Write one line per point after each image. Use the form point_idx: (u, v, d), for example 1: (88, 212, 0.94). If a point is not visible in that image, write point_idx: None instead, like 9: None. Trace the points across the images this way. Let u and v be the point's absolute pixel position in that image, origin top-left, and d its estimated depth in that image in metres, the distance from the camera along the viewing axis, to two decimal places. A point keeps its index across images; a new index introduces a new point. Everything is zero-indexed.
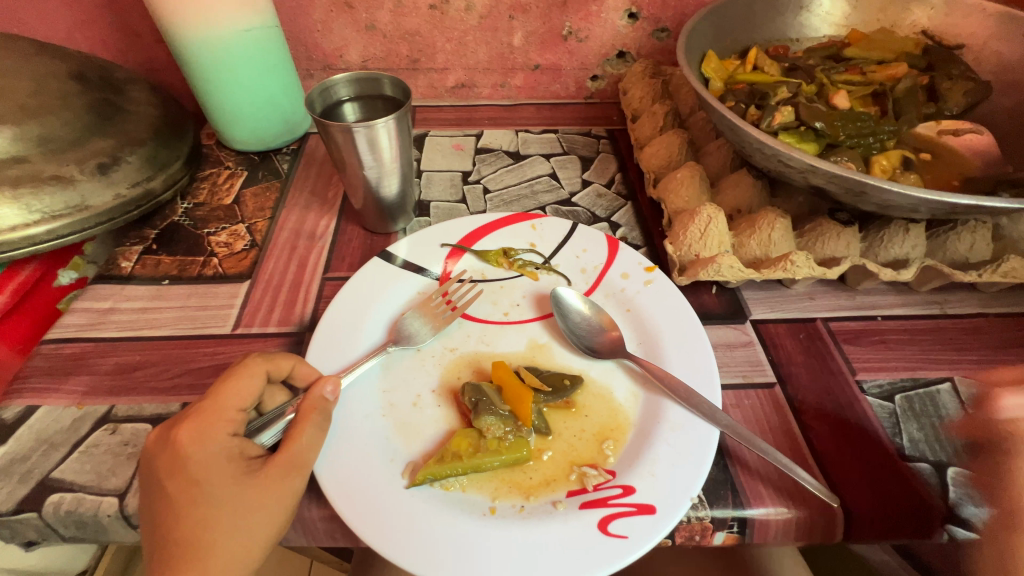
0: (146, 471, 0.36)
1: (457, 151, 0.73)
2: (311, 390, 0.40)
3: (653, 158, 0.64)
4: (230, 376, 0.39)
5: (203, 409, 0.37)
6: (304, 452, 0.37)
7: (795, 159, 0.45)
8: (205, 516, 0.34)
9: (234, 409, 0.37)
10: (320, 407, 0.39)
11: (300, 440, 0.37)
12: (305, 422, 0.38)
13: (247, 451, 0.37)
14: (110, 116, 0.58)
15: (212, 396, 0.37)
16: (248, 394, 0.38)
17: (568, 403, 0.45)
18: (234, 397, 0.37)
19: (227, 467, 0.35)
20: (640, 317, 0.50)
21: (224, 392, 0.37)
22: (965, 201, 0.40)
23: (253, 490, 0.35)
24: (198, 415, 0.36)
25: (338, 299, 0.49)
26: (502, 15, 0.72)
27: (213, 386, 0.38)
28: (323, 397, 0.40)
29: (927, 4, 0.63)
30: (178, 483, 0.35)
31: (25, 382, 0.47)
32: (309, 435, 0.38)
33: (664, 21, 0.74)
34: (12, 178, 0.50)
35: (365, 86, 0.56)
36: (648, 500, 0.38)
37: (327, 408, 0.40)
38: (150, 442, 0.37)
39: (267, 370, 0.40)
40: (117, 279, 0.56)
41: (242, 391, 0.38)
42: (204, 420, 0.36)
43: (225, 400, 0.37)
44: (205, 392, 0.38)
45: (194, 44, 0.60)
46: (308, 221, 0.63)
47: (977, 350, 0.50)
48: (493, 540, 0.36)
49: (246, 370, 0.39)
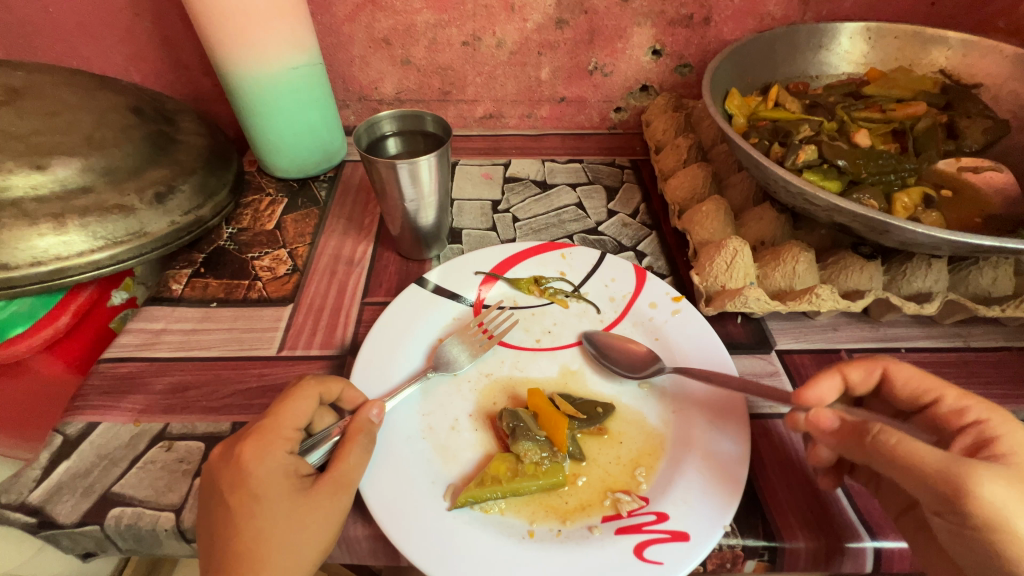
0: (207, 486, 0.39)
1: (486, 180, 0.76)
2: (359, 412, 0.42)
3: (677, 190, 0.66)
4: (287, 397, 0.41)
5: (263, 426, 0.39)
6: (351, 472, 0.39)
7: (820, 199, 0.47)
8: (261, 530, 0.36)
9: (290, 428, 0.40)
10: (366, 430, 0.41)
11: (348, 460, 0.39)
12: (353, 442, 0.40)
13: (300, 469, 0.39)
14: (164, 147, 0.62)
15: (271, 415, 0.40)
16: (303, 413, 0.40)
17: (601, 429, 0.47)
18: (290, 416, 0.40)
19: (283, 483, 0.37)
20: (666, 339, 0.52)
21: (281, 411, 0.40)
22: (987, 242, 0.42)
23: (307, 507, 0.37)
24: (257, 432, 0.39)
25: (378, 324, 0.52)
26: (531, 51, 0.76)
27: (271, 406, 0.41)
28: (369, 418, 0.42)
29: (945, 44, 0.65)
30: (236, 496, 0.37)
31: (84, 399, 0.50)
32: (356, 455, 0.40)
33: (687, 57, 0.77)
34: (80, 208, 0.54)
35: (408, 122, 0.60)
36: (681, 528, 0.39)
37: (373, 430, 0.42)
38: (212, 457, 0.39)
39: (321, 391, 0.42)
40: (167, 301, 0.59)
41: (297, 411, 0.40)
42: (263, 437, 0.38)
43: (283, 419, 0.40)
44: (264, 411, 0.41)
45: (245, 81, 0.64)
46: (346, 247, 0.66)
47: (1003, 384, 0.51)
48: (532, 563, 0.38)
49: (302, 391, 0.41)
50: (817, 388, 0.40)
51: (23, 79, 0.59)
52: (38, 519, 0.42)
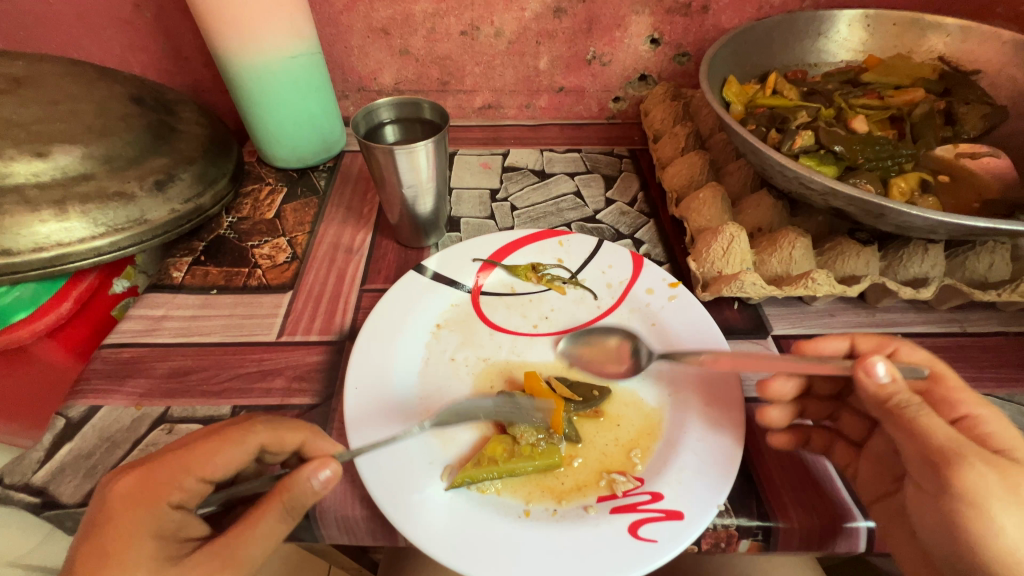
0: (93, 513, 0.35)
1: (485, 169, 0.76)
2: (297, 471, 0.37)
3: (675, 178, 0.67)
4: (215, 437, 0.37)
5: (175, 461, 0.36)
6: (247, 548, 0.36)
7: (815, 182, 0.47)
8: None
9: (197, 476, 0.36)
10: (292, 494, 0.37)
11: (255, 527, 0.36)
12: (272, 503, 0.37)
13: (184, 530, 0.36)
14: (164, 136, 0.62)
15: (191, 450, 0.37)
16: (223, 464, 0.37)
17: (598, 413, 0.47)
18: (202, 465, 0.36)
19: (153, 544, 0.34)
20: (629, 351, 0.52)
21: (201, 454, 0.37)
22: (983, 224, 0.42)
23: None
24: (157, 475, 0.36)
25: (378, 308, 0.53)
26: (530, 40, 0.76)
27: (192, 441, 0.38)
28: (309, 480, 0.37)
29: (944, 30, 0.65)
30: (105, 550, 0.33)
31: (86, 383, 0.50)
32: (269, 523, 0.36)
33: (685, 46, 0.77)
34: (81, 195, 0.54)
35: (405, 110, 0.60)
36: (675, 507, 0.39)
37: (306, 497, 0.37)
38: (114, 487, 0.36)
39: (266, 443, 0.39)
40: (168, 288, 0.60)
41: (215, 458, 0.37)
42: (155, 482, 0.36)
43: (195, 464, 0.36)
44: (182, 444, 0.37)
45: (244, 71, 0.65)
46: (345, 236, 0.66)
47: (997, 367, 0.51)
48: (528, 541, 0.38)
49: (242, 438, 0.38)
50: (824, 341, 0.43)
51: (23, 69, 0.60)
52: (41, 499, 0.42)
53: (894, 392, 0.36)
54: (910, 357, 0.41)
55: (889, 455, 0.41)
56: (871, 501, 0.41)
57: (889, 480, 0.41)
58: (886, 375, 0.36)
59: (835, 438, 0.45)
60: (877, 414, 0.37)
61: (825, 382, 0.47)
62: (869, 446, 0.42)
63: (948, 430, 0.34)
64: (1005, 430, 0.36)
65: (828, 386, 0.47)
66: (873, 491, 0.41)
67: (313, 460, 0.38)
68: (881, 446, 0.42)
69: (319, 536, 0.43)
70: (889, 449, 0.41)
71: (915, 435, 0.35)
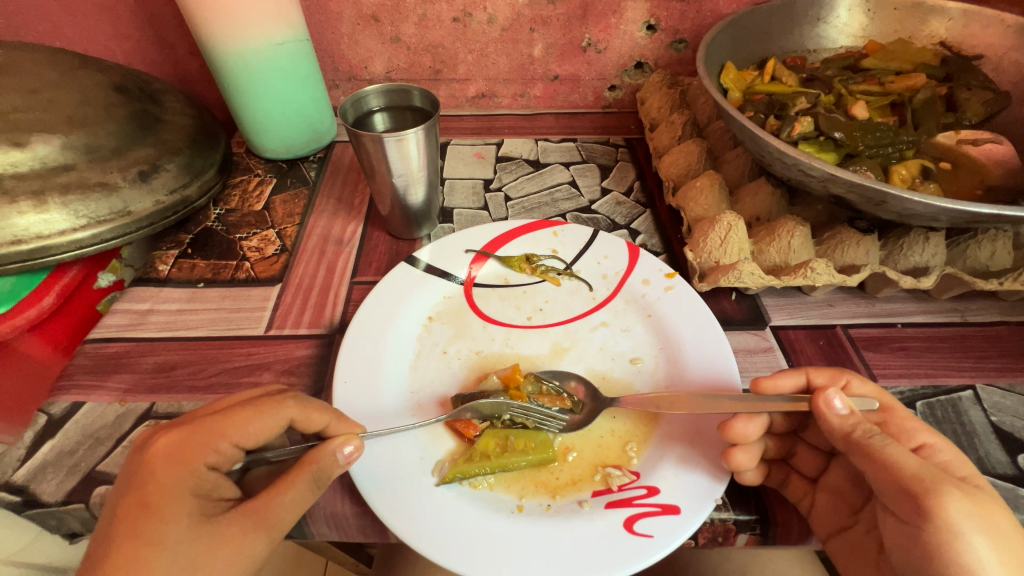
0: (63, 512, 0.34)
1: (478, 159, 0.75)
2: (327, 444, 0.37)
3: (671, 167, 0.65)
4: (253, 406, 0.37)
5: (205, 427, 0.35)
6: (277, 512, 0.35)
7: (815, 169, 0.46)
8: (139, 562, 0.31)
9: (230, 441, 0.36)
10: (321, 463, 0.36)
11: (284, 495, 0.35)
12: (302, 473, 0.36)
13: (217, 491, 0.35)
14: (149, 126, 0.61)
15: (227, 416, 0.36)
16: (255, 433, 0.37)
17: (562, 394, 0.47)
18: (236, 431, 0.36)
19: (191, 501, 0.33)
20: (586, 393, 0.47)
21: (236, 420, 0.36)
22: (986, 210, 0.41)
23: (212, 538, 0.33)
24: (193, 436, 0.35)
25: (369, 299, 0.51)
26: (523, 27, 0.74)
27: (225, 409, 0.37)
28: (336, 454, 0.37)
29: (945, 15, 0.64)
30: (133, 511, 0.33)
31: (69, 379, 0.49)
32: (298, 493, 0.36)
33: (682, 32, 0.75)
34: (61, 185, 0.53)
35: (395, 97, 0.59)
36: (672, 501, 0.38)
37: (332, 468, 0.37)
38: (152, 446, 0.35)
39: (296, 417, 0.38)
40: (154, 282, 0.59)
41: (244, 428, 0.36)
42: (191, 442, 0.35)
43: (230, 429, 0.36)
44: (217, 410, 0.37)
45: (228, 58, 0.63)
46: (335, 227, 0.65)
47: (999, 358, 0.50)
48: (522, 536, 0.37)
49: (276, 409, 0.37)
50: (777, 378, 0.41)
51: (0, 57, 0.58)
52: (23, 497, 0.41)
53: (856, 423, 0.36)
54: (862, 392, 0.40)
55: (847, 487, 0.39)
56: (825, 536, 0.39)
57: (846, 514, 0.39)
58: (844, 407, 0.37)
59: (789, 472, 0.42)
60: (842, 448, 0.36)
61: (783, 418, 0.42)
62: (825, 480, 0.40)
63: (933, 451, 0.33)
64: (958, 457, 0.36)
65: (785, 423, 0.42)
66: (831, 524, 0.39)
67: (337, 436, 0.39)
68: (837, 479, 0.39)
69: (308, 533, 0.42)
70: (848, 481, 0.39)
71: (896, 456, 0.33)
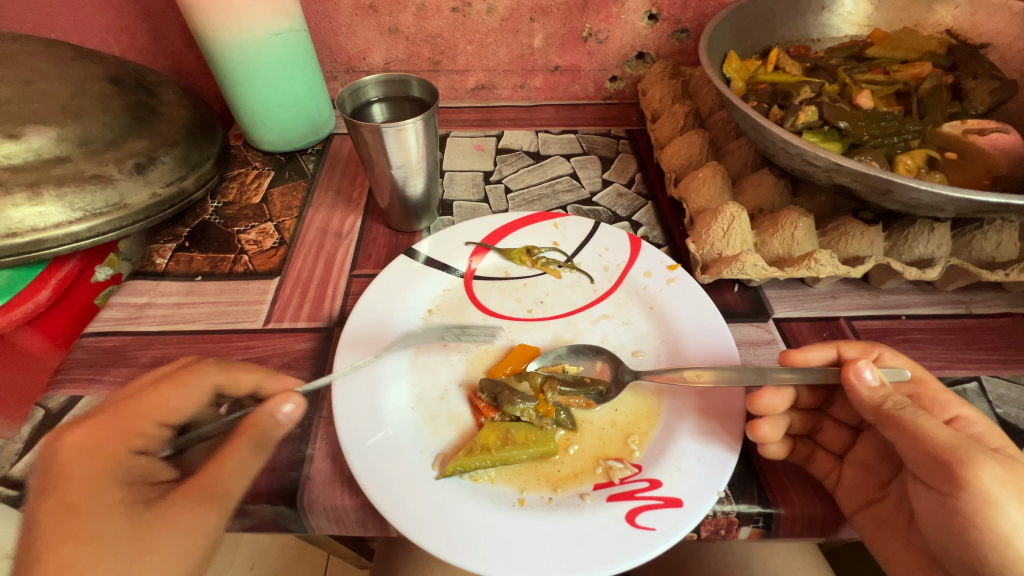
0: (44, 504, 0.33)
1: (478, 151, 0.74)
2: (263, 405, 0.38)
3: (674, 158, 0.65)
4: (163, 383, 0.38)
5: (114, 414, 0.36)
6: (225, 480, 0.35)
7: (820, 158, 0.45)
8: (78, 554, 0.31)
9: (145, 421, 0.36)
10: (260, 425, 0.37)
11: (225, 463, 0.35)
12: (240, 436, 0.36)
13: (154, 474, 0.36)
14: (145, 117, 0.60)
15: (133, 398, 0.37)
16: (172, 408, 0.37)
17: (590, 402, 0.46)
18: (147, 412, 0.37)
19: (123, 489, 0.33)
20: (611, 372, 0.47)
21: (144, 399, 0.37)
22: (995, 199, 0.40)
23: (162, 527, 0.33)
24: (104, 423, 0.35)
25: (367, 293, 0.51)
26: (523, 17, 0.73)
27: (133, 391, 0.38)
28: (274, 414, 0.38)
29: (952, 2, 0.63)
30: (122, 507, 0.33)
31: (67, 372, 0.49)
32: (228, 465, 0.35)
33: (684, 22, 0.74)
34: (57, 177, 0.52)
35: (394, 87, 0.58)
36: (674, 494, 0.38)
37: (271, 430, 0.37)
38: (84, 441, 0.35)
39: (216, 383, 0.39)
40: (152, 275, 0.58)
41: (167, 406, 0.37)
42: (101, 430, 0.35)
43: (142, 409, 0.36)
44: (111, 398, 0.37)
45: (224, 48, 0.62)
46: (334, 220, 0.64)
47: (1004, 349, 0.50)
48: (523, 529, 0.37)
49: (184, 381, 0.38)
50: (807, 351, 0.41)
51: None
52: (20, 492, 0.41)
53: (887, 395, 0.36)
54: (895, 363, 0.40)
55: (876, 462, 0.39)
56: (852, 511, 0.39)
57: (874, 487, 0.39)
58: (875, 378, 0.37)
59: (815, 447, 0.42)
60: (872, 419, 0.36)
61: (810, 393, 0.43)
62: (851, 455, 0.41)
63: (941, 442, 0.33)
64: (993, 428, 0.36)
65: (811, 398, 0.43)
66: (859, 499, 0.39)
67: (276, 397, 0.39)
68: (866, 454, 0.40)
69: (308, 526, 0.42)
70: (878, 457, 0.39)
71: None
